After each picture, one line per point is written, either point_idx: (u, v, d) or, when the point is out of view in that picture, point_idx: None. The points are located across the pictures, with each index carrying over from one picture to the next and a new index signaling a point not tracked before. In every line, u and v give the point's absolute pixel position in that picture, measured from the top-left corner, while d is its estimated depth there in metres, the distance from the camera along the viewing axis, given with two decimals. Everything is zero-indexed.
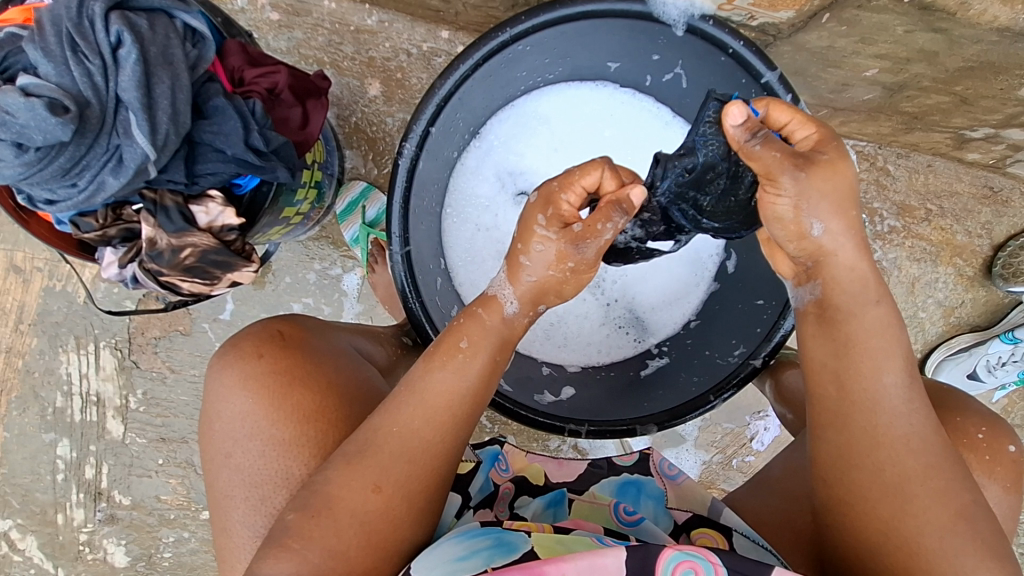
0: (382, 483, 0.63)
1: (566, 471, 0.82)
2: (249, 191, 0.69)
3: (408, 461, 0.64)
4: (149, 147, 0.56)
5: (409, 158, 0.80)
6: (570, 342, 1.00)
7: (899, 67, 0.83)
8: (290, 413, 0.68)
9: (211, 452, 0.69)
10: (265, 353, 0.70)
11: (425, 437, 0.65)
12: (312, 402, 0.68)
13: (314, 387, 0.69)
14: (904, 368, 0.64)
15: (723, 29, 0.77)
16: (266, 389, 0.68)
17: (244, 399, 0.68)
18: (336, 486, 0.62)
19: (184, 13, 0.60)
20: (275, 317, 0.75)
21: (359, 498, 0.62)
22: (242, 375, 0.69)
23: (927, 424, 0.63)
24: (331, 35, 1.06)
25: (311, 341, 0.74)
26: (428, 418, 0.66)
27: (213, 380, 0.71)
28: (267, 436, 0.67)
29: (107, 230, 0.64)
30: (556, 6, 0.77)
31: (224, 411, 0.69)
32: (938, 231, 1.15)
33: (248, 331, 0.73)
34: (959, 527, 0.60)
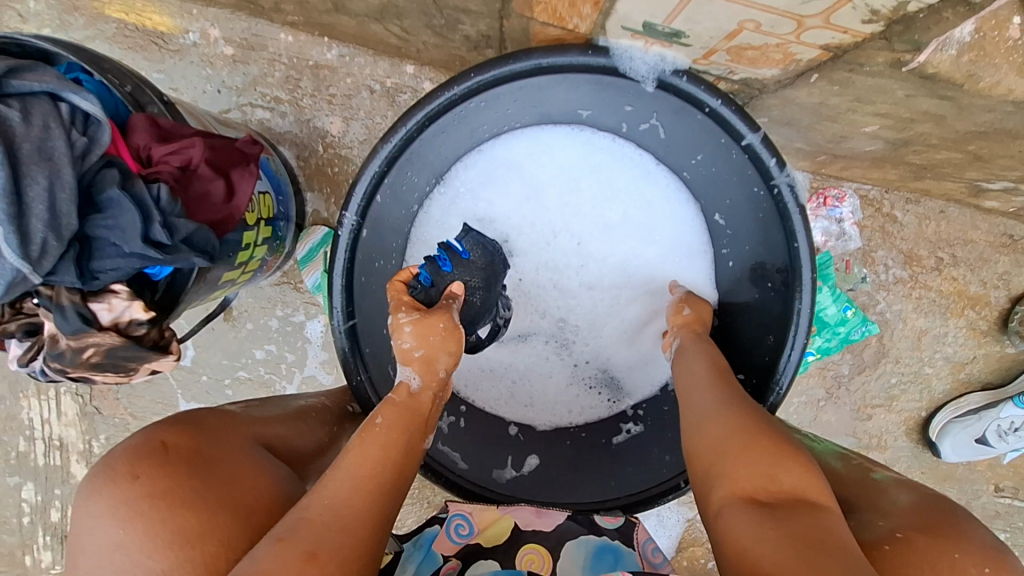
0: (318, 550, 0.47)
1: (545, 519, 0.74)
2: (166, 278, 0.63)
3: (340, 529, 0.49)
4: (23, 262, 0.48)
5: (351, 227, 0.73)
6: (536, 403, 0.93)
7: (902, 125, 0.73)
8: (171, 537, 0.50)
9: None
10: (140, 473, 0.53)
11: (351, 501, 0.52)
12: (198, 522, 0.51)
13: (203, 503, 0.53)
14: (707, 384, 0.67)
15: (699, 85, 0.68)
16: (139, 516, 0.51)
17: (113, 531, 0.51)
18: (256, 566, 0.46)
19: (72, 94, 0.52)
20: (157, 424, 0.58)
21: (288, 568, 0.45)
22: (109, 505, 0.52)
23: (717, 412, 0.63)
24: (288, 71, 0.97)
25: (206, 446, 0.58)
26: (355, 487, 0.53)
27: (77, 513, 0.54)
28: (142, 571, 0.49)
29: (7, 324, 0.59)
30: (509, 61, 0.69)
31: (87, 548, 0.52)
32: (949, 281, 1.05)
33: (124, 445, 0.56)
34: (760, 459, 0.56)
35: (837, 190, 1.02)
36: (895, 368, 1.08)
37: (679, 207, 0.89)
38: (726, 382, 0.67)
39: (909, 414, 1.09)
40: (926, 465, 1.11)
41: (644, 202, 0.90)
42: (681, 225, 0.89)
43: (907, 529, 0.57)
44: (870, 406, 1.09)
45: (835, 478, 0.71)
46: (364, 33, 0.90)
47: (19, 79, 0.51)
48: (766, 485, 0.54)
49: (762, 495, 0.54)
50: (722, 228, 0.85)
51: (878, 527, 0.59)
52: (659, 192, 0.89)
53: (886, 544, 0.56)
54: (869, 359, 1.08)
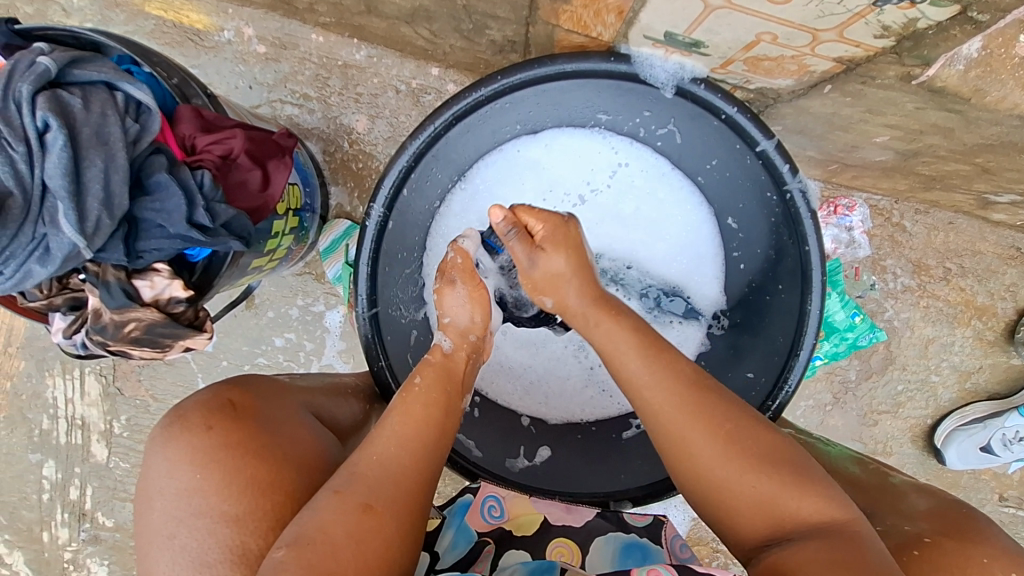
0: (374, 503, 0.58)
1: (576, 516, 0.84)
2: (203, 260, 0.66)
3: (393, 483, 0.60)
4: (78, 237, 0.51)
5: (377, 219, 0.76)
6: (551, 399, 0.95)
7: (911, 137, 0.76)
8: (245, 484, 0.59)
9: (145, 541, 0.58)
10: (214, 425, 0.61)
11: (401, 460, 0.62)
12: (269, 472, 0.60)
13: (271, 457, 0.61)
14: (672, 389, 0.65)
15: (716, 93, 0.71)
16: (214, 464, 0.59)
17: (190, 475, 0.59)
18: (323, 516, 0.56)
19: (127, 85, 0.56)
20: (223, 381, 0.66)
21: (350, 521, 0.56)
22: (188, 450, 0.60)
23: (670, 395, 0.65)
24: (318, 69, 1.01)
25: (265, 409, 0.65)
26: (404, 443, 0.63)
27: (152, 456, 0.62)
28: (217, 512, 0.57)
29: (52, 299, 0.62)
30: (535, 65, 0.72)
31: (163, 489, 0.59)
32: (957, 291, 1.07)
33: (195, 398, 0.64)
34: (733, 455, 0.62)
35: (847, 200, 1.04)
36: (902, 375, 1.10)
37: (694, 209, 0.92)
38: (663, 354, 0.67)
39: (915, 420, 1.11)
40: (931, 472, 1.12)
41: (659, 204, 0.93)
42: (696, 227, 0.92)
43: (936, 534, 0.62)
44: (876, 412, 1.11)
45: (854, 482, 0.73)
46: (393, 34, 0.93)
47: (80, 69, 0.54)
48: (741, 492, 0.62)
49: (743, 499, 0.62)
50: (735, 231, 0.88)
51: (904, 531, 0.64)
52: (673, 195, 0.92)
53: (909, 550, 0.61)
54: (876, 365, 1.10)
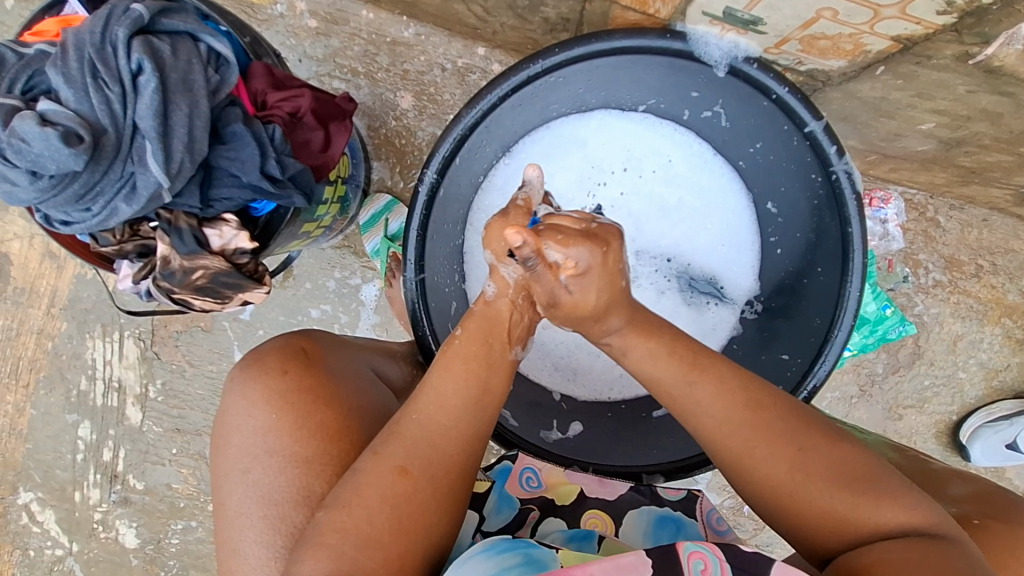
0: (409, 466, 0.59)
1: (608, 489, 0.82)
2: (266, 215, 0.68)
3: (428, 445, 0.60)
4: (163, 176, 0.53)
5: (429, 185, 0.78)
6: (582, 377, 0.97)
7: (958, 123, 0.77)
8: (313, 430, 0.61)
9: (223, 474, 0.62)
10: (288, 370, 0.64)
11: (440, 422, 0.62)
12: (335, 421, 0.62)
13: (336, 406, 0.63)
14: (731, 412, 0.62)
15: (768, 73, 0.72)
16: (288, 408, 0.62)
17: (265, 416, 0.62)
18: (363, 478, 0.58)
19: (210, 37, 0.58)
20: (296, 331, 0.69)
21: (387, 485, 0.57)
22: (264, 392, 0.63)
23: (727, 417, 0.61)
24: (367, 46, 1.04)
25: (332, 359, 0.68)
26: (441, 404, 0.62)
27: (232, 395, 0.65)
28: (288, 453, 0.60)
29: (124, 245, 0.65)
30: (592, 41, 0.74)
31: (240, 428, 0.62)
32: (988, 288, 1.08)
33: (269, 345, 0.67)
34: (802, 477, 0.59)
35: (882, 192, 1.05)
36: (929, 370, 1.10)
37: (733, 195, 0.93)
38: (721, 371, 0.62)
39: (940, 417, 1.11)
40: (955, 469, 1.13)
41: (698, 189, 0.95)
42: (735, 213, 0.94)
43: (981, 515, 0.63)
44: (902, 406, 1.11)
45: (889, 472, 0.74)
46: (444, 11, 0.95)
47: (168, 18, 0.57)
48: (816, 501, 0.58)
49: (815, 518, 0.58)
50: (774, 216, 0.89)
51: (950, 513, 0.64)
52: (713, 180, 0.94)
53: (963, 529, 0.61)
54: (904, 360, 1.10)
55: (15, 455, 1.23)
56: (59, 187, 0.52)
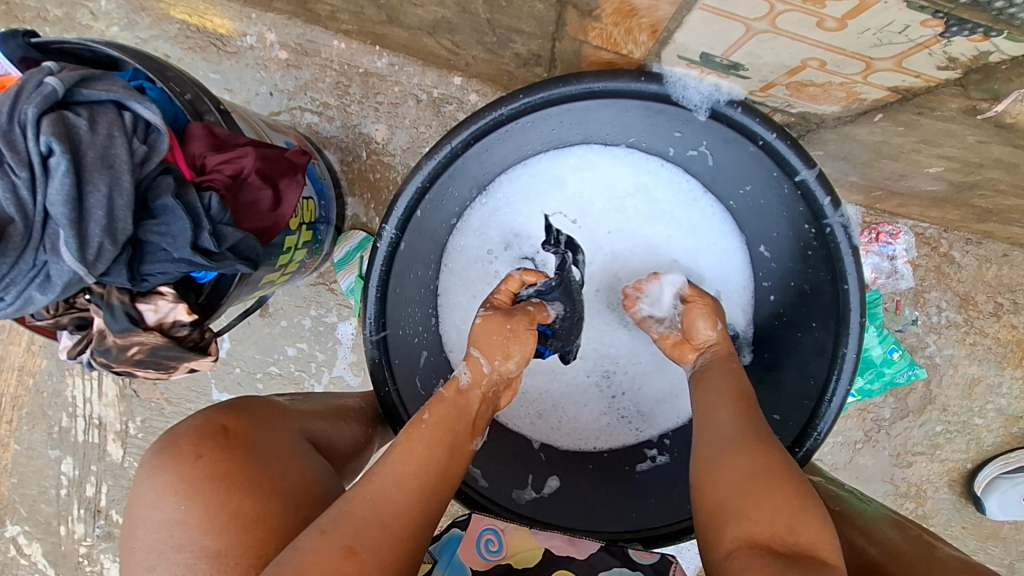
0: (358, 547, 0.52)
1: (579, 547, 0.75)
2: (210, 282, 0.64)
3: (380, 527, 0.55)
4: (78, 265, 0.50)
5: (388, 241, 0.73)
6: (564, 426, 0.92)
7: (969, 170, 0.70)
8: (228, 519, 0.57)
9: (130, 569, 0.58)
10: (202, 455, 0.59)
11: (395, 504, 0.57)
12: (255, 507, 0.58)
13: (257, 491, 0.59)
14: (732, 409, 0.64)
15: (754, 117, 0.65)
16: (201, 496, 0.58)
17: (176, 507, 0.58)
18: (303, 557, 0.51)
19: (136, 105, 0.54)
20: (220, 403, 0.64)
21: (328, 566, 0.50)
22: (175, 479, 0.59)
23: (735, 429, 0.61)
24: (338, 77, 0.99)
25: (258, 437, 0.63)
26: (398, 484, 0.58)
27: (142, 484, 0.60)
28: (200, 547, 0.56)
29: (59, 318, 0.61)
30: (561, 84, 0.67)
31: (149, 520, 0.58)
32: (1007, 329, 1.00)
33: (187, 424, 0.62)
34: (756, 478, 0.57)
35: (891, 227, 0.97)
36: (941, 416, 1.03)
37: (723, 235, 0.87)
38: (753, 411, 0.64)
39: (953, 464, 1.04)
40: (968, 520, 1.05)
41: (688, 228, 0.88)
42: (725, 254, 0.87)
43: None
44: (911, 453, 1.04)
45: (894, 551, 0.68)
46: (415, 43, 0.90)
47: (88, 88, 0.53)
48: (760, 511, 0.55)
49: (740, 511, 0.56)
50: (767, 260, 0.83)
51: None
52: (703, 220, 0.88)
53: None
54: (914, 405, 1.03)
55: (0, 490, 1.23)
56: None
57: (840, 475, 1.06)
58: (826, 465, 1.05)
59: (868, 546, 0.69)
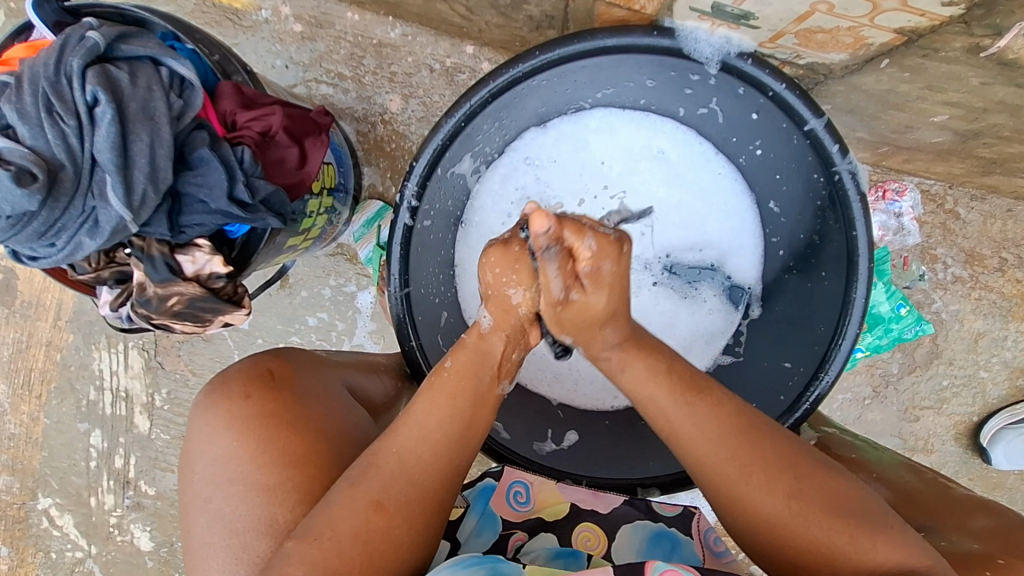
0: (385, 501, 0.56)
1: (602, 501, 0.81)
2: (242, 237, 0.66)
3: (408, 482, 0.58)
4: (125, 210, 0.52)
5: (410, 199, 0.76)
6: (582, 386, 0.92)
7: (974, 115, 0.73)
8: (279, 455, 0.59)
9: (187, 497, 0.60)
10: (252, 394, 0.62)
11: (420, 456, 0.59)
12: (303, 446, 0.60)
13: (304, 430, 0.61)
14: (685, 403, 0.61)
15: (764, 68, 0.68)
16: (253, 433, 0.60)
17: (229, 443, 0.60)
18: (336, 510, 0.55)
19: (172, 60, 0.56)
20: (264, 352, 0.67)
21: (359, 521, 0.55)
22: (227, 417, 0.61)
23: (712, 441, 0.59)
24: (353, 49, 1.01)
25: (302, 381, 0.66)
26: (424, 438, 0.60)
27: (196, 421, 0.63)
28: (252, 481, 0.58)
29: (100, 272, 0.64)
30: (574, 41, 0.70)
31: (203, 455, 0.61)
32: (1012, 283, 1.02)
33: (234, 367, 0.65)
34: (794, 508, 0.57)
35: (896, 184, 0.99)
36: (948, 369, 1.05)
37: (735, 196, 0.88)
38: (689, 385, 0.62)
39: (960, 418, 1.06)
40: (975, 471, 1.08)
41: (704, 192, 0.89)
42: (737, 214, 0.88)
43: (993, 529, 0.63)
44: (918, 407, 1.07)
45: (907, 493, 0.70)
46: (429, 11, 0.92)
47: (127, 44, 0.55)
48: (798, 542, 0.57)
49: (796, 542, 0.57)
50: (777, 215, 0.84)
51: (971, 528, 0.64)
52: (717, 183, 0.88)
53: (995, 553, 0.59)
54: (921, 359, 1.05)
55: (32, 463, 1.27)
56: (19, 225, 0.51)
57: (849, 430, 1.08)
58: (835, 421, 1.08)
59: (881, 489, 0.71)
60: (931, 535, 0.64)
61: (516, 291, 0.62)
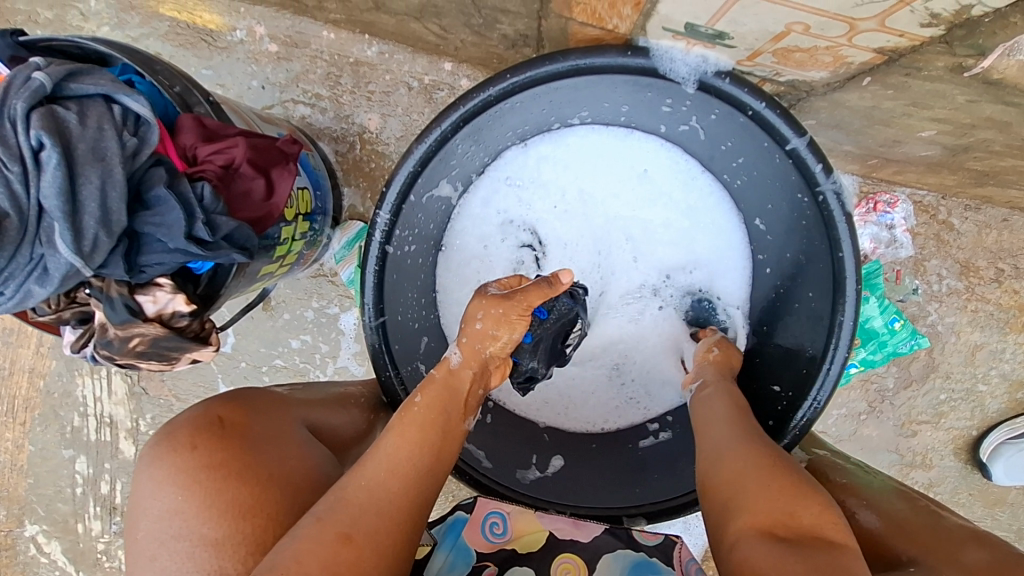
0: (354, 533, 0.51)
1: (585, 530, 0.76)
2: (207, 272, 0.65)
3: (376, 512, 0.53)
4: (75, 257, 0.50)
5: (384, 227, 0.74)
6: (571, 411, 0.91)
7: (962, 131, 0.70)
8: (226, 507, 0.55)
9: (126, 562, 0.55)
10: (198, 445, 0.58)
11: (389, 488, 0.55)
12: (253, 496, 0.56)
13: (254, 479, 0.57)
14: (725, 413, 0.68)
15: (742, 87, 0.65)
16: (197, 488, 0.55)
17: (173, 497, 0.56)
18: (298, 546, 0.49)
19: (126, 98, 0.54)
20: (217, 398, 0.63)
21: (325, 552, 0.49)
22: (171, 471, 0.57)
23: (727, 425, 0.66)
24: (329, 68, 0.99)
25: (257, 427, 0.62)
26: (391, 469, 0.56)
27: (138, 477, 0.59)
28: (196, 535, 0.53)
29: (61, 313, 0.62)
30: (547, 62, 0.67)
31: (147, 511, 0.56)
32: (1009, 294, 0.99)
33: (183, 417, 0.61)
34: (760, 464, 0.59)
35: (888, 196, 0.97)
36: (945, 383, 1.02)
37: (721, 215, 0.86)
38: (743, 415, 0.68)
39: (958, 432, 1.04)
40: (975, 486, 1.05)
41: (689, 211, 0.87)
42: (722, 235, 0.86)
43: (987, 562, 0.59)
44: (915, 422, 1.04)
45: (898, 520, 0.67)
46: (404, 30, 0.90)
47: (78, 83, 0.53)
48: (753, 497, 0.56)
49: (756, 496, 0.56)
50: (763, 234, 0.82)
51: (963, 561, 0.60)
52: (703, 201, 0.86)
53: None
54: (917, 373, 1.03)
55: (17, 490, 1.25)
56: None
57: (845, 446, 1.06)
58: (831, 437, 1.06)
59: (870, 515, 0.69)
60: (918, 570, 0.60)
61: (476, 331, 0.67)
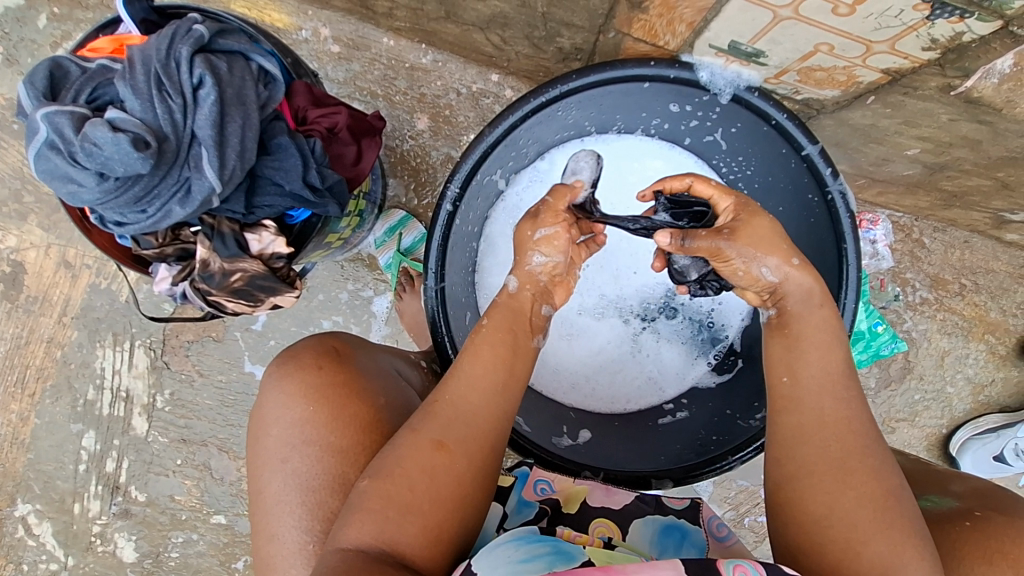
0: (446, 440, 0.61)
1: (614, 498, 0.82)
2: (299, 223, 0.72)
3: (465, 423, 0.62)
4: (216, 181, 0.58)
5: (451, 200, 0.82)
6: (597, 392, 0.99)
7: (940, 150, 0.86)
8: (348, 420, 0.66)
9: (263, 457, 0.66)
10: (324, 366, 0.69)
11: (471, 401, 0.64)
12: (369, 413, 0.67)
13: (370, 399, 0.68)
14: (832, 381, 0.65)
15: (768, 101, 0.79)
16: (326, 401, 0.66)
17: (304, 410, 0.66)
18: (400, 452, 0.60)
19: (259, 57, 0.63)
20: (326, 332, 0.74)
21: (423, 458, 0.60)
22: (302, 385, 0.67)
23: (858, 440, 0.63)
24: (386, 70, 1.09)
25: (363, 359, 0.72)
26: (472, 384, 0.64)
27: (270, 390, 0.69)
28: (325, 443, 0.65)
29: (164, 248, 0.67)
30: (606, 68, 0.79)
31: (278, 421, 0.66)
32: (971, 306, 1.14)
33: (303, 343, 0.71)
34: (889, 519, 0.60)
35: (871, 215, 1.12)
36: (919, 385, 1.15)
37: None
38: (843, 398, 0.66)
39: (930, 430, 1.16)
40: None
41: None
42: None
43: (968, 490, 0.70)
44: (894, 419, 1.16)
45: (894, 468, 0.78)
46: (463, 39, 1.02)
47: (224, 39, 0.62)
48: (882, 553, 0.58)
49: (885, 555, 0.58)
50: None
51: (951, 489, 0.71)
52: None
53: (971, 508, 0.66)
54: (895, 374, 1.15)
55: (14, 466, 1.22)
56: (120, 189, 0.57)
57: None
58: None
59: None
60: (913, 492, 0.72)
61: (541, 257, 0.72)
